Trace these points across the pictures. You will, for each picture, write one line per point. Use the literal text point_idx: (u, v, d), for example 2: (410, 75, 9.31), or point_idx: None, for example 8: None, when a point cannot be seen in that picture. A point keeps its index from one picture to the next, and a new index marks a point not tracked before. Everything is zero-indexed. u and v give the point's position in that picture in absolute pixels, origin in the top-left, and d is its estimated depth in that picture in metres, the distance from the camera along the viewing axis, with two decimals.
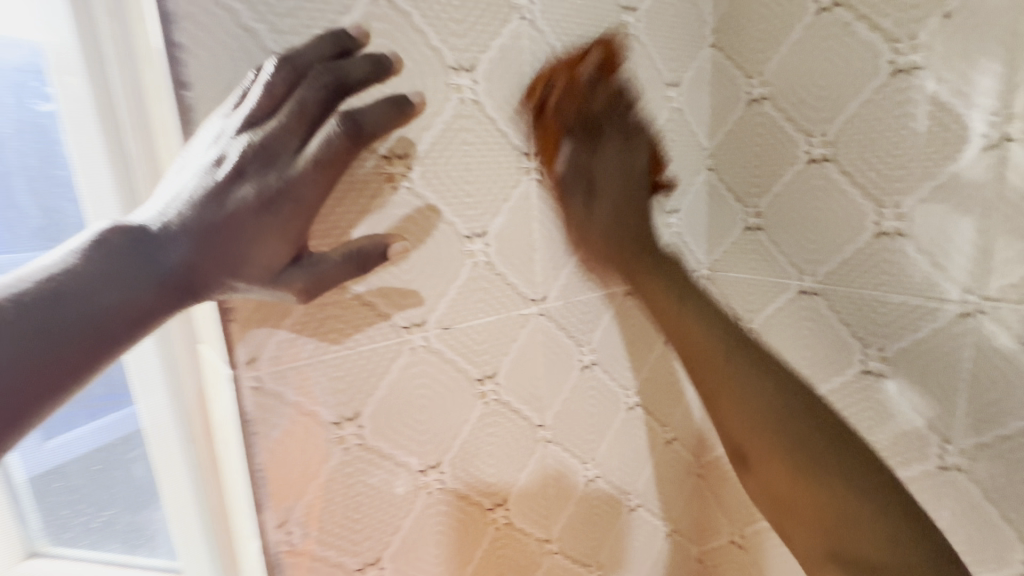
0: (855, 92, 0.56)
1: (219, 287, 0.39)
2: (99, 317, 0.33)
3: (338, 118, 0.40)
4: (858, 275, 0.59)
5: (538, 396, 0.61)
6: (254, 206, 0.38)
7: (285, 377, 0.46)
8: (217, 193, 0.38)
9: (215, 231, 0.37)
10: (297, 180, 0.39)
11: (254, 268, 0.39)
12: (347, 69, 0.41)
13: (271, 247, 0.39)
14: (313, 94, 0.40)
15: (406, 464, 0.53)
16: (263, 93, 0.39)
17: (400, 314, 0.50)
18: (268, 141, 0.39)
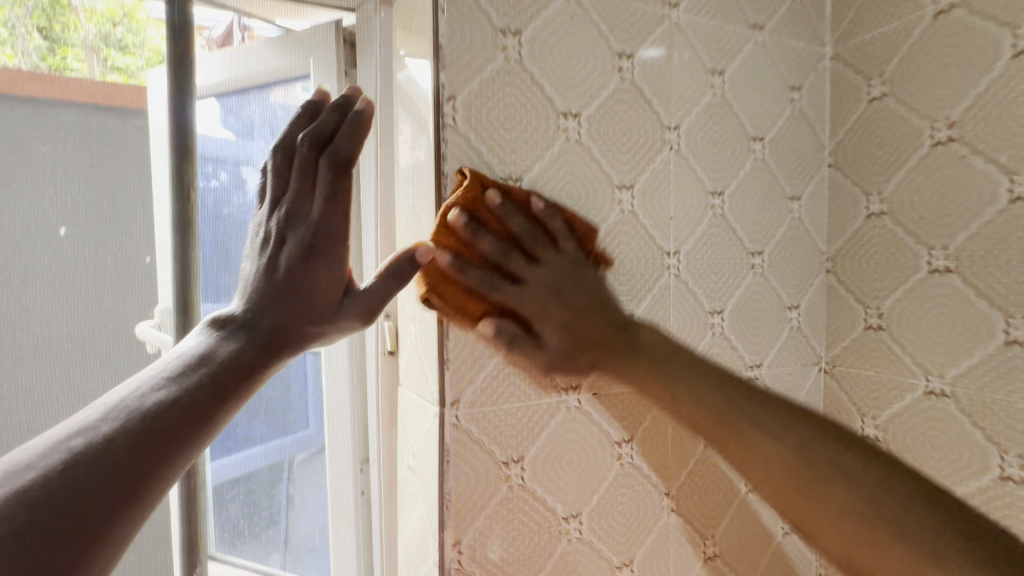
0: (975, 214, 0.62)
1: (300, 338, 0.46)
2: (214, 378, 0.40)
3: (326, 164, 0.46)
4: (989, 381, 0.61)
5: (666, 465, 0.68)
6: (299, 259, 0.46)
7: (475, 417, 0.57)
8: (270, 258, 0.46)
9: (280, 294, 0.46)
10: (319, 220, 0.47)
11: (320, 308, 0.48)
12: (319, 126, 0.47)
13: (325, 284, 0.48)
14: (303, 158, 0.47)
15: (553, 509, 0.61)
16: (273, 178, 0.48)
17: (562, 377, 0.61)
18: (290, 210, 0.47)
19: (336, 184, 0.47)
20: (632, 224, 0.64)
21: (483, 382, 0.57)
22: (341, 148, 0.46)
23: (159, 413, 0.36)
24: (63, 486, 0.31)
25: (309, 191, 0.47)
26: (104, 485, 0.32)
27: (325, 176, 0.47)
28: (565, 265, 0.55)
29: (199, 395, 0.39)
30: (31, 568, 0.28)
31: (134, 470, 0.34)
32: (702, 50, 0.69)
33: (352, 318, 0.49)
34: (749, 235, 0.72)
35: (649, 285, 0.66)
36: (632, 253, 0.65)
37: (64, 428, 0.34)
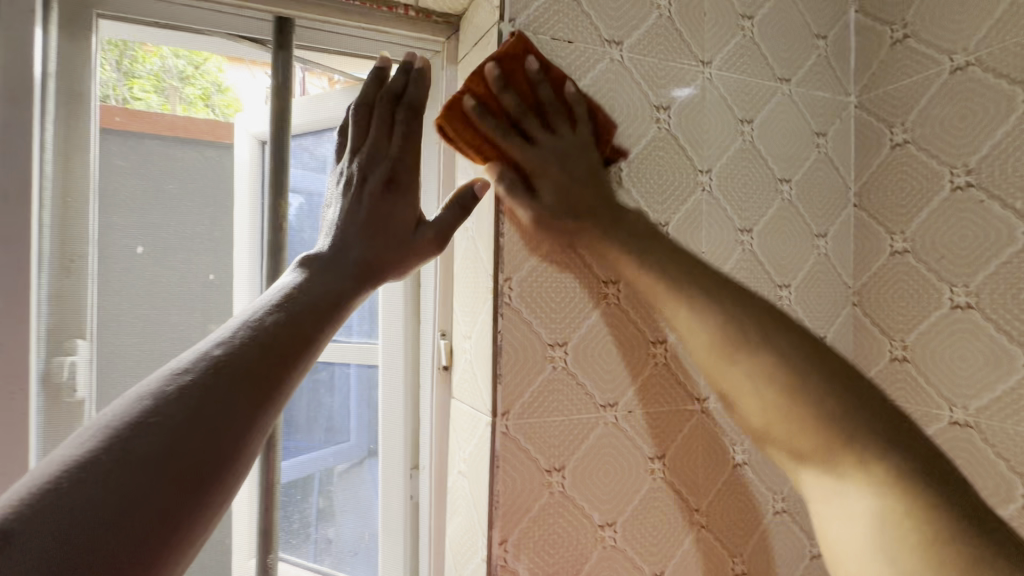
0: (993, 254, 0.67)
1: (381, 269, 0.53)
2: (316, 303, 0.45)
3: (401, 110, 0.57)
4: (1010, 413, 0.64)
5: (696, 481, 0.73)
6: (382, 194, 0.54)
7: (522, 428, 0.64)
8: (355, 194, 0.54)
9: (369, 223, 0.53)
10: (398, 156, 0.55)
11: (400, 235, 0.55)
12: (394, 85, 0.57)
13: (406, 213, 0.56)
14: (382, 106, 0.57)
15: (590, 517, 0.67)
16: (353, 126, 0.57)
17: (602, 395, 0.68)
18: (372, 148, 0.56)
19: (410, 126, 0.56)
20: None
21: (530, 396, 0.64)
22: (414, 95, 0.57)
23: (274, 330, 0.41)
24: (207, 390, 0.35)
25: (386, 135, 0.56)
26: (241, 389, 0.36)
27: (400, 120, 0.56)
28: (578, 142, 0.59)
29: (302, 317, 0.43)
30: (194, 450, 0.33)
31: (261, 377, 0.38)
32: (732, 101, 0.76)
33: (428, 244, 0.57)
34: (777, 270, 0.78)
35: None
36: None
37: (200, 343, 0.38)
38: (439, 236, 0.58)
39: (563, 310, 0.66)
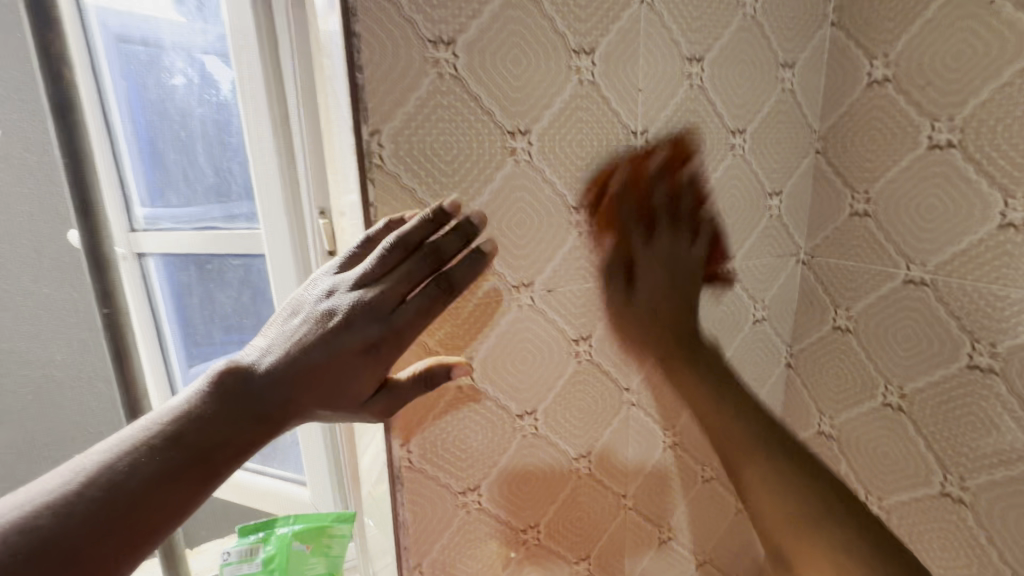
0: (992, 76, 0.53)
1: (307, 414, 0.46)
2: (223, 451, 0.42)
3: (436, 288, 0.45)
4: (974, 267, 0.56)
5: (626, 361, 0.66)
6: (359, 351, 0.44)
7: None
8: (327, 339, 0.44)
9: (324, 373, 0.44)
10: (402, 322, 0.44)
11: (347, 401, 0.46)
12: (443, 248, 0.45)
13: (361, 382, 0.46)
14: (418, 269, 0.45)
15: (507, 408, 0.60)
16: (377, 263, 0.45)
17: (512, 273, 0.56)
18: (376, 301, 0.44)
19: (431, 316, 0.45)
20: (591, 98, 0.55)
21: None
22: (453, 275, 0.46)
23: (171, 457, 0.40)
24: (92, 517, 0.37)
25: (404, 276, 0.45)
26: (123, 518, 0.38)
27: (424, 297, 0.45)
28: None
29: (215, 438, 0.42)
30: None
31: (152, 512, 0.39)
32: None
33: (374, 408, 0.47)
34: (729, 112, 0.64)
35: (610, 170, 0.58)
36: (591, 133, 0.56)
37: (124, 436, 0.41)
38: (390, 412, 0.48)
39: (455, 174, 0.51)
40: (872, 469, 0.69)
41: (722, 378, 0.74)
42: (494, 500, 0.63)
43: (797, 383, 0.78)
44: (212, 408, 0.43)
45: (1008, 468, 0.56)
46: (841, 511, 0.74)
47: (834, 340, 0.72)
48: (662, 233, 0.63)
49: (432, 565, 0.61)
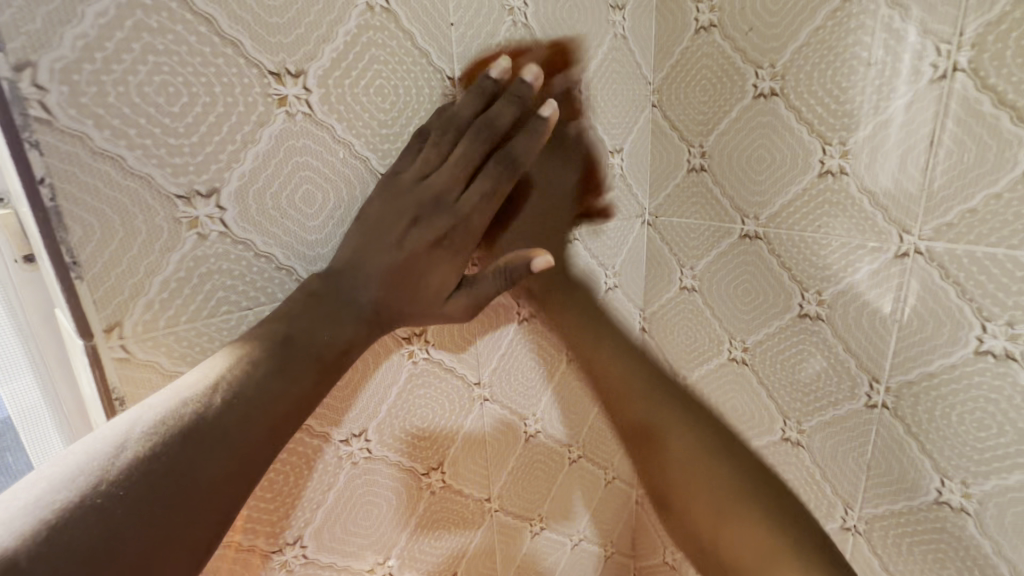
0: (807, 18, 0.51)
1: (398, 317, 0.44)
2: (269, 415, 0.35)
3: (495, 162, 0.44)
4: (800, 217, 0.56)
5: (473, 353, 0.57)
6: (430, 241, 0.43)
7: (161, 344, 0.37)
8: (398, 239, 0.42)
9: (404, 279, 0.43)
10: (469, 208, 0.44)
11: (425, 292, 0.43)
12: (495, 119, 0.43)
13: (440, 274, 0.44)
14: (474, 147, 0.43)
15: (325, 435, 0.48)
16: (433, 150, 0.44)
17: (306, 266, 0.43)
18: (438, 190, 0.43)
19: (496, 186, 0.44)
20: (388, 32, 0.43)
21: (161, 292, 0.37)
22: (513, 151, 0.44)
23: (223, 427, 0.33)
24: (90, 538, 0.26)
25: (438, 158, 0.44)
26: (146, 537, 0.28)
27: (483, 175, 0.44)
28: None
29: (242, 418, 0.34)
30: None
31: (177, 517, 0.29)
32: None
33: (454, 304, 0.44)
34: (561, 57, 0.56)
35: (426, 126, 0.47)
36: (394, 79, 0.44)
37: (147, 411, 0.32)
38: (473, 306, 0.45)
39: (189, 133, 0.36)
40: None
41: None
42: (321, 550, 0.50)
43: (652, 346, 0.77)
44: (261, 365, 0.36)
45: (836, 410, 0.58)
46: None
47: (683, 300, 0.71)
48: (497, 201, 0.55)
49: None
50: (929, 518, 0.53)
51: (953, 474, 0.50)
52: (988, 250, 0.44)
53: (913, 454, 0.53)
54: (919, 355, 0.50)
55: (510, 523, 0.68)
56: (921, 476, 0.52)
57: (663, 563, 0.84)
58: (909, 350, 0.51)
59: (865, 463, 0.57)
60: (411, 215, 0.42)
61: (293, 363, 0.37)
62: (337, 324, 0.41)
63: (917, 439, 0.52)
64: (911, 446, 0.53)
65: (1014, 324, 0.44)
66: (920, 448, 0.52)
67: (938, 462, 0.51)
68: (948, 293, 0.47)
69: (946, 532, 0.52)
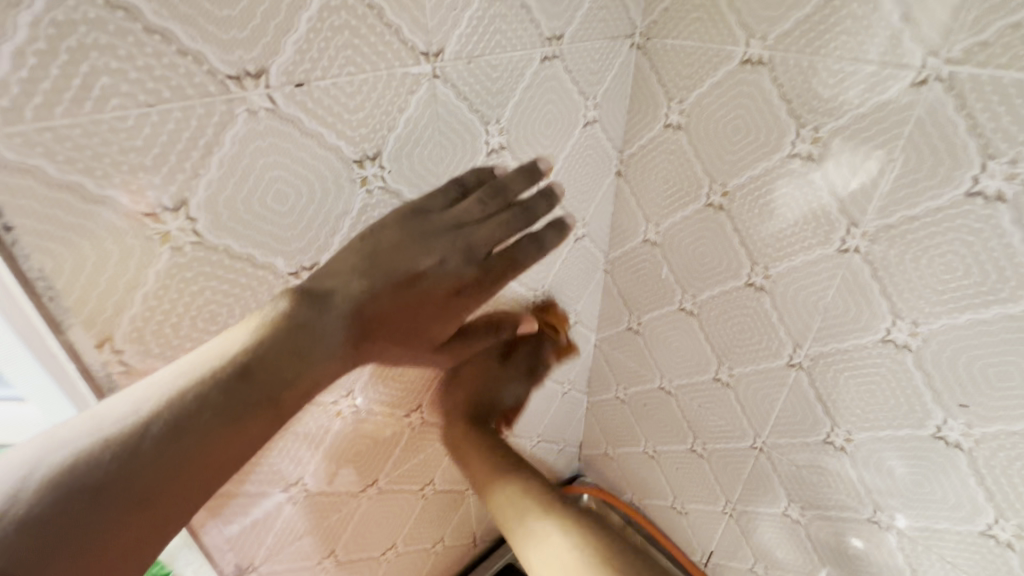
0: None
1: (384, 351, 0.52)
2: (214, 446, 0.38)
3: (522, 239, 0.52)
4: (813, 38, 0.49)
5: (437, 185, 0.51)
6: (448, 291, 0.52)
7: (36, 143, 0.30)
8: (419, 276, 0.49)
9: (401, 315, 0.51)
10: (488, 271, 0.51)
11: (421, 337, 0.55)
12: (536, 207, 0.51)
13: (440, 328, 0.55)
14: (514, 222, 0.50)
15: (271, 267, 0.43)
16: (473, 203, 0.50)
17: (219, 55, 0.34)
18: (473, 245, 0.49)
19: (517, 259, 0.52)
20: None
21: (17, 69, 0.28)
22: (540, 240, 0.52)
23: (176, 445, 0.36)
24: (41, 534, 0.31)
25: (479, 215, 0.50)
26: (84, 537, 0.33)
27: (511, 245, 0.52)
28: None
29: (192, 449, 0.37)
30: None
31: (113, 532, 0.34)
32: None
33: (444, 353, 0.61)
34: None
35: None
36: None
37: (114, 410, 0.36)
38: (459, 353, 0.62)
39: None
40: (689, 268, 0.70)
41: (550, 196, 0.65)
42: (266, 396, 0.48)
43: (626, 193, 0.73)
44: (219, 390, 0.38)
45: (807, 255, 0.57)
46: (657, 312, 0.77)
47: (665, 140, 0.65)
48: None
49: None
50: (871, 354, 0.56)
51: (905, 315, 0.52)
52: (1016, 77, 0.39)
53: (871, 297, 0.54)
54: (908, 197, 0.48)
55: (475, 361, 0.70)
56: (875, 317, 0.54)
57: (613, 397, 0.93)
58: (899, 192, 0.48)
59: (821, 305, 0.58)
60: (439, 256, 0.49)
61: (242, 407, 0.39)
62: (318, 341, 0.43)
63: (880, 283, 0.52)
64: (873, 289, 0.53)
65: (1016, 162, 0.41)
66: (881, 291, 0.53)
67: (894, 304, 0.52)
68: (958, 126, 0.43)
69: (883, 368, 0.56)
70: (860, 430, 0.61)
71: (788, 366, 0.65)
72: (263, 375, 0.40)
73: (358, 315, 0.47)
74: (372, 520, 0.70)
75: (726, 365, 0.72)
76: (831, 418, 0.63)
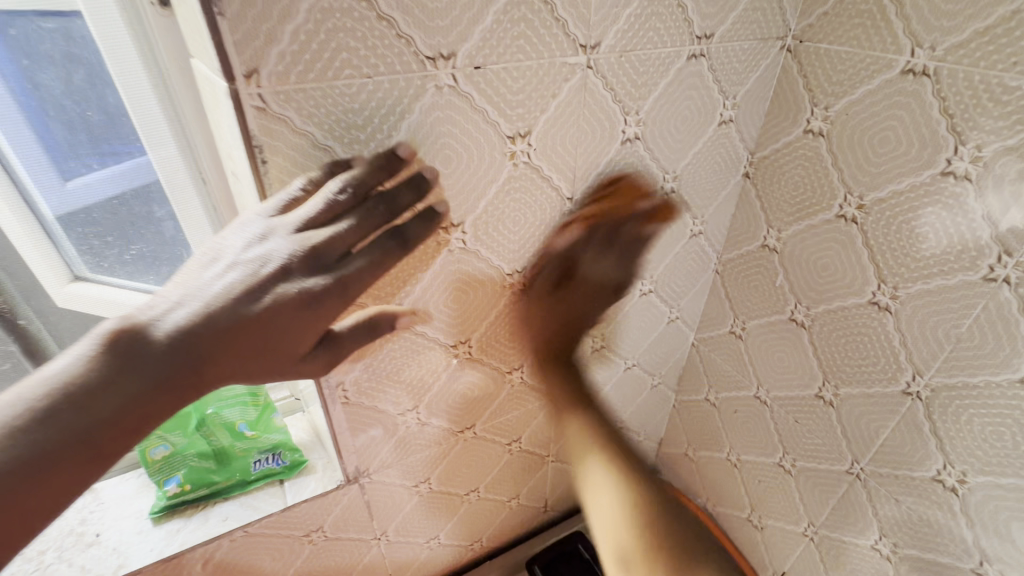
0: None
1: (228, 368, 0.41)
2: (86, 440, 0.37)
3: (385, 237, 0.44)
4: (990, 51, 0.46)
5: (572, 166, 0.56)
6: (292, 307, 0.41)
7: (292, 100, 0.39)
8: (251, 291, 0.40)
9: (252, 328, 0.41)
10: (352, 278, 0.43)
11: (282, 356, 0.43)
12: (395, 199, 0.43)
13: (302, 339, 0.43)
14: (366, 218, 0.42)
15: None
16: (323, 207, 0.41)
17: (425, 40, 0.41)
18: (319, 250, 0.41)
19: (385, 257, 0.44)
20: None
21: (292, 43, 0.37)
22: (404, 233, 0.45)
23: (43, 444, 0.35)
24: None
25: (331, 216, 0.42)
26: None
27: (371, 245, 0.44)
28: None
29: (62, 445, 0.36)
30: None
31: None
32: None
33: (313, 363, 0.45)
34: None
35: None
36: None
37: None
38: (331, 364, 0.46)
39: None
40: (808, 279, 0.68)
41: (673, 189, 0.67)
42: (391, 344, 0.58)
43: (751, 195, 0.73)
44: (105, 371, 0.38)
45: (946, 280, 0.54)
46: (765, 320, 0.77)
47: (802, 146, 0.64)
48: None
49: (357, 382, 0.59)
50: (1004, 394, 0.53)
51: None
52: None
53: (1015, 333, 0.50)
54: None
55: None
56: (1015, 354, 0.51)
57: (703, 400, 0.93)
58: None
59: (954, 335, 0.55)
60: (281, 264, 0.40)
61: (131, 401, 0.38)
62: (214, 318, 0.40)
63: None
64: (1019, 324, 0.50)
65: None
66: None
67: None
68: None
69: (1017, 411, 0.52)
70: (978, 473, 0.57)
71: (904, 394, 0.62)
72: (138, 366, 0.38)
73: (216, 326, 0.40)
74: (465, 460, 0.78)
75: (832, 383, 0.70)
76: (945, 455, 0.60)
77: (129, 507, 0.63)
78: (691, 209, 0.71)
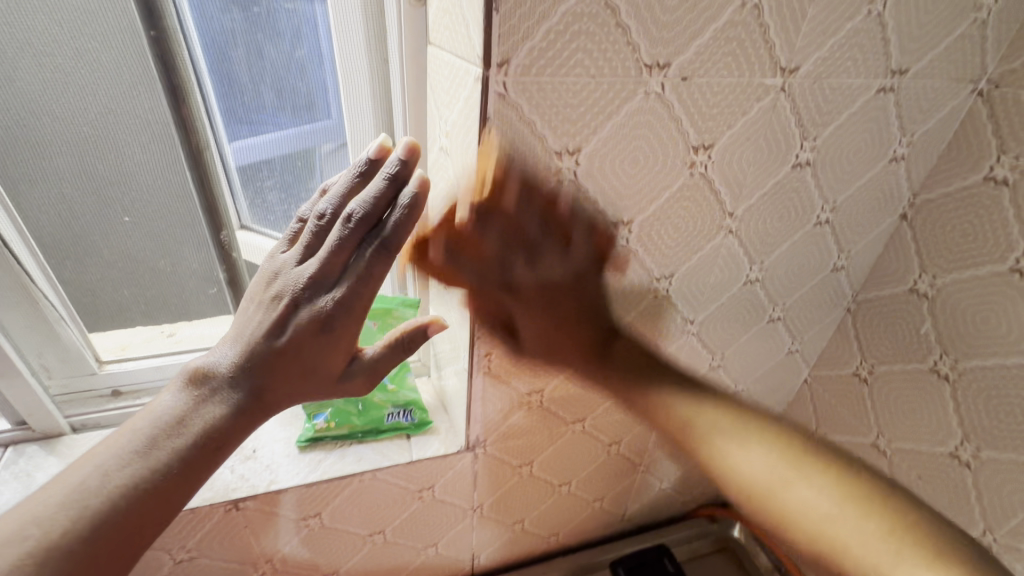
0: None
1: (278, 394, 0.48)
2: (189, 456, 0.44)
3: (370, 243, 0.46)
4: None
5: (740, 182, 0.58)
6: (311, 330, 0.47)
7: (528, 91, 0.44)
8: (281, 321, 0.47)
9: (292, 355, 0.47)
10: (344, 294, 0.47)
11: (323, 376, 0.50)
12: (375, 206, 0.45)
13: (333, 362, 0.50)
14: (348, 235, 0.46)
15: (604, 215, 0.54)
16: (311, 233, 0.48)
17: (649, 49, 0.45)
18: (315, 277, 0.47)
19: (373, 268, 0.46)
20: None
21: (542, 41, 0.42)
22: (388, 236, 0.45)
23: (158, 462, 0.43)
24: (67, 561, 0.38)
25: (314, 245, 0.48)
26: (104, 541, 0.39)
27: (360, 255, 0.46)
28: None
29: (176, 461, 0.43)
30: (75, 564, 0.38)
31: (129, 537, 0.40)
32: None
33: (355, 382, 0.52)
34: None
35: None
36: None
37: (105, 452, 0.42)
38: (367, 380, 0.52)
39: None
40: (961, 331, 0.66)
41: (828, 220, 0.67)
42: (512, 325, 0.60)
43: (905, 238, 0.71)
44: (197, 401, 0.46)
45: None
46: (899, 367, 0.74)
47: (978, 193, 0.62)
48: (836, 23, 0.49)
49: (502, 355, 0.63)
50: None
51: None
52: None
53: None
54: None
55: (699, 350, 0.75)
56: None
57: None
58: None
59: None
60: (291, 299, 0.47)
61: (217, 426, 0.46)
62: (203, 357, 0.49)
63: None
64: None
65: None
66: None
67: None
68: None
69: None
70: None
71: None
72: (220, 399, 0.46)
73: (259, 357, 0.47)
74: (566, 453, 0.80)
75: (972, 444, 0.67)
76: None
77: (277, 435, 0.71)
78: (838, 243, 0.70)
